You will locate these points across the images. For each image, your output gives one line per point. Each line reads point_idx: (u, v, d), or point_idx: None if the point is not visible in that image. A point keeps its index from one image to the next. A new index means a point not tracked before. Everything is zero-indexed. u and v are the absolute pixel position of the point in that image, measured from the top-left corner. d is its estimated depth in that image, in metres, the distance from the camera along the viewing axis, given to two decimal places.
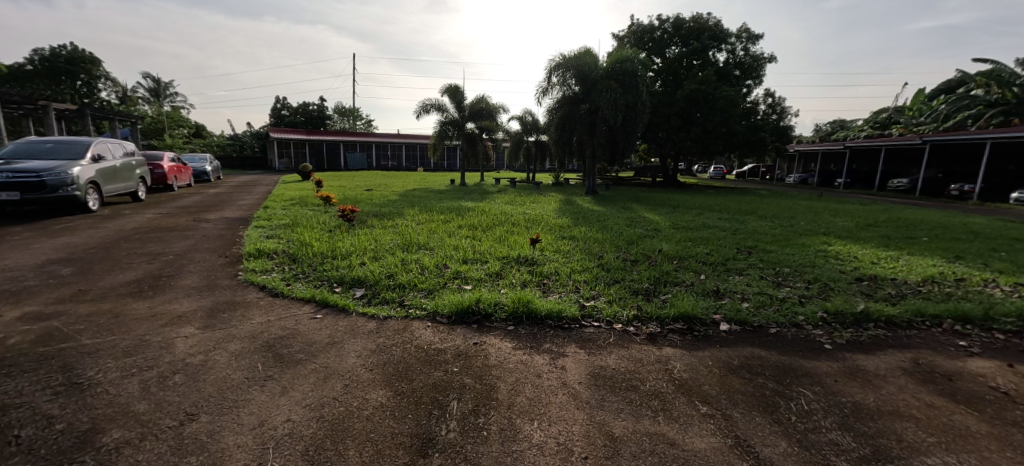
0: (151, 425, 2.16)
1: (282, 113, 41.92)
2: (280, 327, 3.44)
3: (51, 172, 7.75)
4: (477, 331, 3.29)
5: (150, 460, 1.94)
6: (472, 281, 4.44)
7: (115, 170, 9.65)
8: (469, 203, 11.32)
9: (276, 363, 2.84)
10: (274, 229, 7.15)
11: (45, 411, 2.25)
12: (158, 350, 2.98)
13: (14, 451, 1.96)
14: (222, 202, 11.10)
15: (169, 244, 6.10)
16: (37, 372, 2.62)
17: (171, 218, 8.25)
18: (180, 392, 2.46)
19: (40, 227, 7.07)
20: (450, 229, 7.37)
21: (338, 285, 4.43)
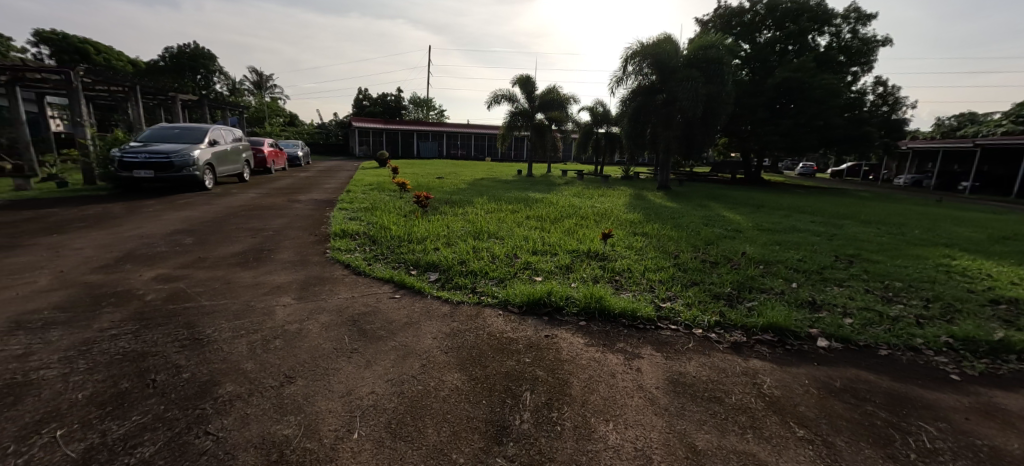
0: (257, 384, 2.42)
1: (363, 104, 44.67)
2: (363, 303, 3.70)
3: (178, 154, 8.95)
4: (548, 323, 3.29)
5: (256, 414, 2.17)
6: (543, 273, 4.44)
7: (226, 154, 10.87)
8: (536, 195, 11.34)
9: (361, 337, 3.05)
10: (356, 212, 7.66)
11: (174, 360, 2.62)
12: (261, 315, 3.33)
13: (152, 392, 2.30)
14: (311, 185, 12.08)
15: (268, 221, 6.78)
16: (169, 326, 3.05)
17: (269, 198, 9.14)
18: (280, 356, 2.73)
19: (167, 202, 8.17)
20: (518, 219, 7.42)
21: (413, 268, 4.66)
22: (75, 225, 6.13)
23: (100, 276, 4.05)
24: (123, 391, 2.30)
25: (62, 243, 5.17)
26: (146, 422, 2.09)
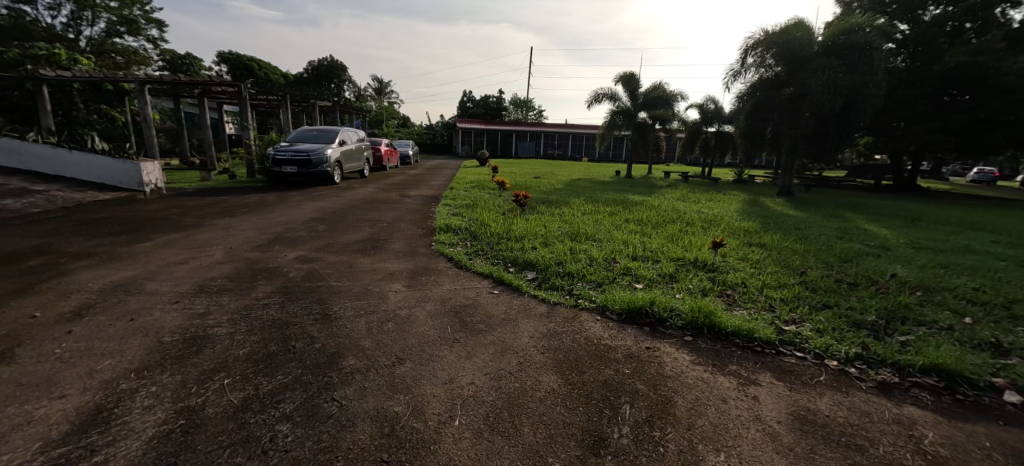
0: (373, 361, 2.65)
1: (468, 106, 46.90)
2: (464, 295, 3.87)
3: (315, 153, 10.33)
4: (650, 334, 3.12)
5: (372, 389, 2.38)
6: (644, 281, 4.23)
7: (352, 152, 12.19)
8: (636, 197, 10.88)
9: (462, 329, 3.19)
10: (459, 208, 8.05)
11: (309, 331, 2.99)
12: (377, 299, 3.66)
13: (292, 357, 2.66)
14: (420, 181, 13.00)
15: (383, 214, 7.45)
16: (305, 301, 3.50)
17: (385, 193, 10.03)
18: (392, 338, 2.97)
19: (305, 193, 9.43)
20: (618, 222, 7.17)
21: (511, 265, 4.75)
22: (238, 210, 7.35)
23: (256, 253, 4.79)
24: (270, 353, 2.69)
25: (229, 225, 6.21)
26: (287, 382, 2.41)
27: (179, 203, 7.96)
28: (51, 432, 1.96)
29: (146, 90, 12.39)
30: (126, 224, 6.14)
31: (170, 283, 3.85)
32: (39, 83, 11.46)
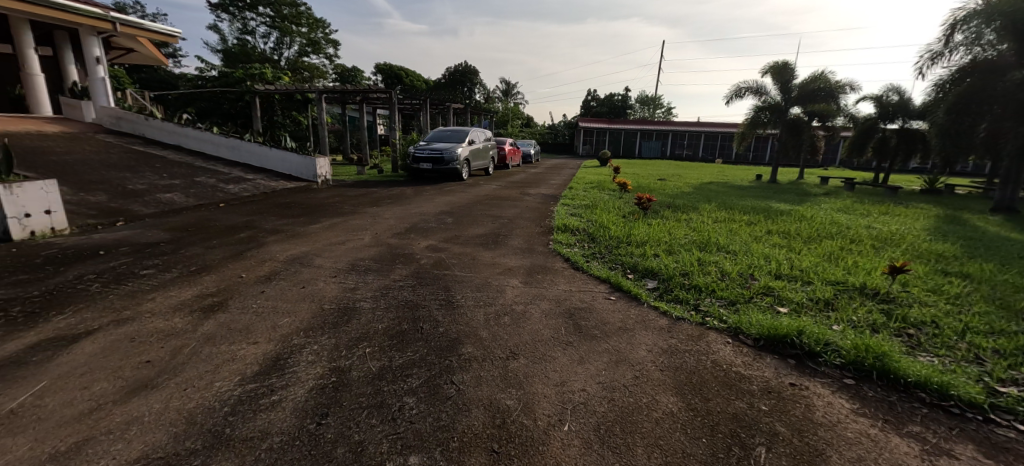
0: (489, 352, 2.73)
1: (592, 104, 46.19)
2: (580, 298, 3.78)
3: (448, 151, 11.19)
4: (797, 369, 2.67)
5: (487, 379, 2.44)
6: (790, 305, 3.65)
7: (480, 151, 12.94)
8: (781, 205, 9.53)
9: (576, 332, 3.11)
10: (578, 208, 7.96)
11: (434, 315, 3.22)
12: (496, 291, 3.77)
13: (419, 336, 2.87)
14: (542, 180, 13.19)
15: (505, 210, 7.73)
16: (432, 287, 3.78)
17: (508, 190, 10.40)
18: (507, 332, 3.03)
19: (437, 188, 10.27)
20: (758, 233, 6.34)
21: (630, 272, 4.51)
22: (383, 201, 8.30)
23: (396, 240, 5.34)
24: (403, 331, 2.93)
25: (376, 213, 7.05)
26: (415, 359, 2.59)
27: (339, 193, 9.30)
28: (246, 370, 2.41)
29: (322, 98, 14.68)
30: (301, 208, 7.37)
31: (330, 259, 4.51)
32: (252, 94, 14.42)
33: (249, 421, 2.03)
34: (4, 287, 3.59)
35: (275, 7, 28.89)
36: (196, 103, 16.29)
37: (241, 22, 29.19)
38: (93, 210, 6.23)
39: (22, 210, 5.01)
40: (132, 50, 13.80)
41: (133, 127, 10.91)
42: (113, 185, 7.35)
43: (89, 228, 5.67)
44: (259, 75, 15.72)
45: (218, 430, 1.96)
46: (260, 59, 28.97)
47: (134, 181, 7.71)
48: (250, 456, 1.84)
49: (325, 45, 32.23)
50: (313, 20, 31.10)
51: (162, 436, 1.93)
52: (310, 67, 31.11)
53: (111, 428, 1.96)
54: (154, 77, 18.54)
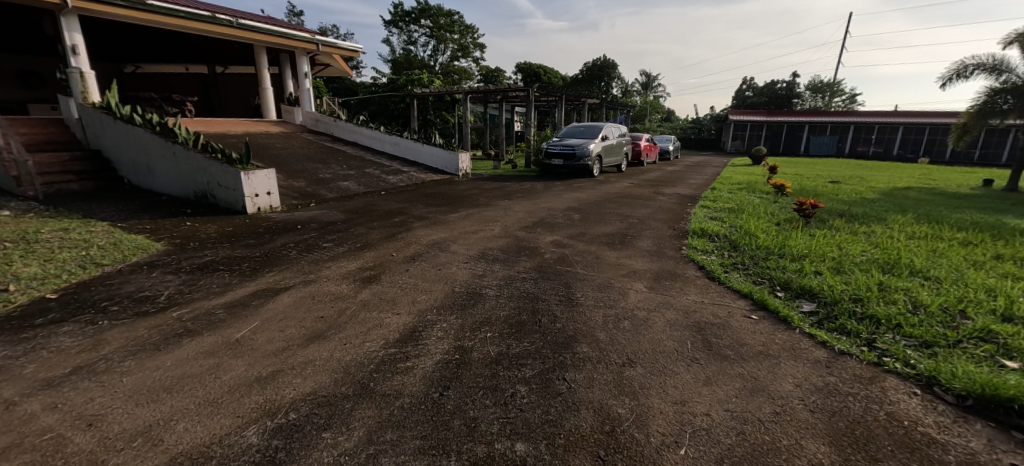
0: (605, 357, 2.60)
1: (746, 93, 41.06)
2: (713, 313, 3.41)
3: (580, 147, 11.15)
4: (1022, 447, 2.01)
5: (601, 383, 2.34)
6: (1021, 358, 2.74)
7: (612, 148, 12.61)
8: (1019, 222, 7.20)
9: (705, 350, 2.82)
10: (721, 212, 7.21)
11: (553, 310, 3.22)
12: (618, 291, 3.61)
13: (537, 329, 2.90)
14: (679, 179, 12.26)
15: (635, 209, 7.39)
16: (555, 281, 3.81)
17: (640, 189, 9.93)
18: (627, 339, 2.87)
19: (566, 184, 10.33)
20: (975, 257, 4.91)
21: (779, 289, 3.93)
22: (515, 195, 8.65)
23: (524, 233, 5.52)
24: (522, 321, 2.99)
25: (508, 206, 7.38)
26: (531, 350, 2.61)
27: (476, 186, 9.97)
28: (388, 336, 2.73)
29: (468, 98, 15.77)
30: (443, 199, 8.10)
31: (465, 246, 4.88)
32: (410, 96, 16.31)
33: (388, 380, 2.24)
34: (234, 248, 4.70)
35: (433, 18, 32.19)
36: (368, 106, 19.06)
37: (406, 33, 33.24)
38: (292, 193, 7.75)
39: (254, 191, 6.56)
40: (327, 65, 16.78)
41: (325, 128, 13.22)
42: (306, 173, 9.03)
43: (293, 206, 7.15)
44: (416, 79, 17.68)
45: (364, 383, 2.20)
46: (419, 65, 32.62)
47: (320, 171, 9.38)
48: (387, 409, 1.99)
49: (473, 49, 34.80)
50: (464, 27, 33.82)
51: (324, 379, 2.23)
52: (459, 70, 33.93)
53: (292, 366, 2.36)
54: (340, 84, 22.22)
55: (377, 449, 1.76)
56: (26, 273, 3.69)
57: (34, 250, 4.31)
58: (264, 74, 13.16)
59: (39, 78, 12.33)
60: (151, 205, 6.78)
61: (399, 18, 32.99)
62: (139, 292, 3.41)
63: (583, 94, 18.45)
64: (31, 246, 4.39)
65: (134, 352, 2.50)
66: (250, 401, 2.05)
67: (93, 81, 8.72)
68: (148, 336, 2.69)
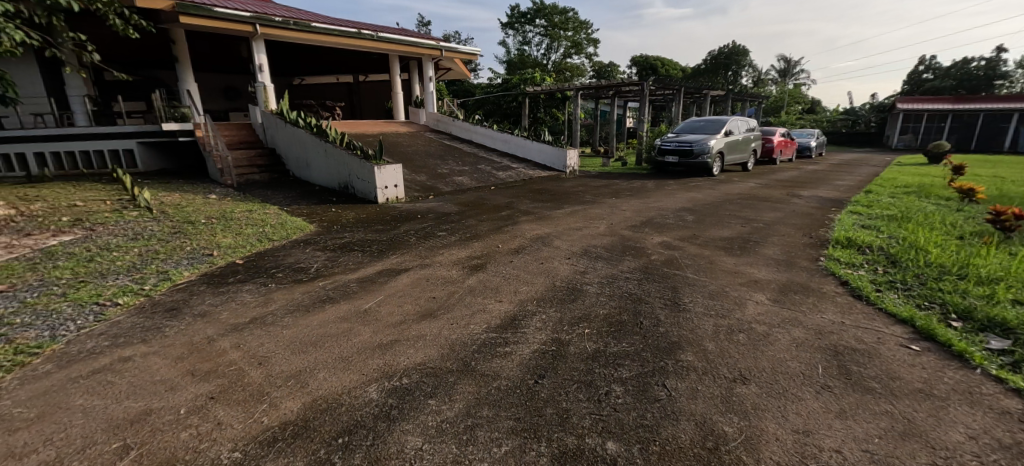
0: (713, 367, 2.30)
1: (925, 75, 33.14)
2: (856, 336, 2.68)
3: (698, 143, 10.41)
4: None
5: (705, 395, 2.07)
6: None
7: (737, 144, 11.49)
8: None
9: (841, 378, 2.22)
10: (876, 219, 5.90)
11: (656, 313, 3.02)
12: (734, 298, 3.26)
13: (638, 330, 2.76)
14: (821, 180, 10.68)
15: (762, 213, 6.57)
16: (661, 284, 3.59)
17: (768, 190, 8.89)
18: (740, 353, 2.46)
19: (681, 183, 9.65)
20: None
21: (956, 319, 2.92)
22: (623, 194, 8.35)
23: (630, 232, 5.35)
24: (622, 321, 2.90)
25: (615, 205, 7.20)
26: (629, 350, 2.51)
27: (584, 183, 9.88)
28: (491, 321, 2.89)
29: (580, 95, 15.62)
30: (550, 195, 8.19)
31: (569, 242, 4.90)
32: (523, 95, 16.75)
33: (488, 361, 2.38)
34: (367, 232, 5.36)
35: (548, 17, 32.60)
36: (484, 106, 20.04)
37: (521, 35, 34.21)
38: (414, 187, 8.53)
39: (384, 183, 7.38)
40: (450, 70, 18.05)
41: (445, 127, 14.23)
42: (426, 169, 9.86)
43: (415, 198, 7.88)
44: (529, 78, 18.09)
45: (467, 361, 2.37)
46: (533, 65, 33.33)
47: (439, 167, 10.14)
48: (485, 388, 2.12)
49: (586, 45, 34.44)
50: (578, 23, 33.64)
51: (433, 353, 2.45)
52: (572, 68, 33.87)
53: (407, 337, 2.64)
54: (462, 87, 23.72)
55: (473, 422, 1.87)
56: (225, 243, 4.70)
57: (229, 226, 5.45)
58: (397, 80, 14.65)
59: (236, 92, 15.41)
60: (306, 193, 8.04)
61: (515, 20, 34.08)
62: (296, 263, 4.10)
63: (706, 86, 17.07)
64: (226, 223, 5.56)
65: (292, 310, 3.03)
66: (373, 363, 2.34)
67: (272, 93, 10.52)
68: (301, 299, 3.24)
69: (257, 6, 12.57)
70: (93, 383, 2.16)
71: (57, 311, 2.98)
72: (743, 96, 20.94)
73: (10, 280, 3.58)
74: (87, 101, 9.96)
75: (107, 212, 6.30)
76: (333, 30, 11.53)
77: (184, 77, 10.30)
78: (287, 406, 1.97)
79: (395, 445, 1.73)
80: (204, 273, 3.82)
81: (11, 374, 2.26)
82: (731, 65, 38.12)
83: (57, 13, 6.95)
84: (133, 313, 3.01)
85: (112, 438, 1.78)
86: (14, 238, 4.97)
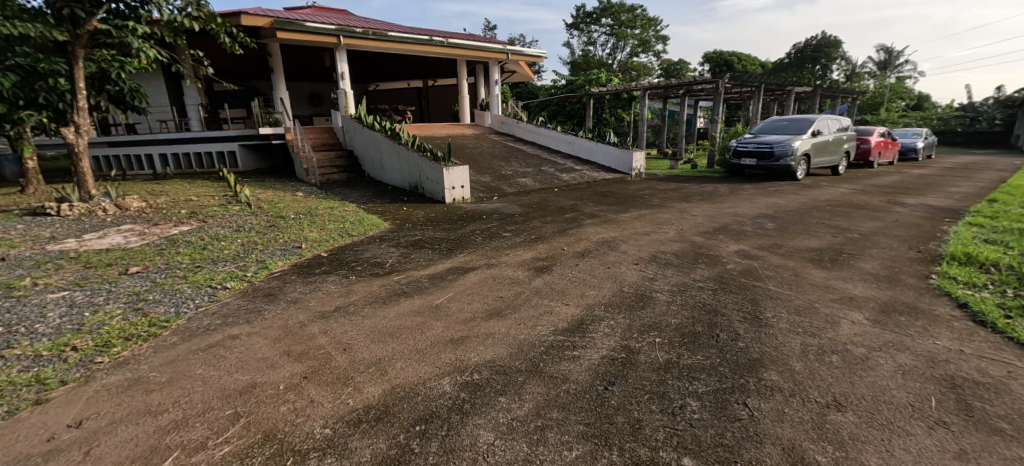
0: (801, 389, 2.14)
1: None
2: (980, 368, 2.35)
3: (780, 144, 9.68)
4: None
5: (792, 419, 1.92)
6: None
7: (826, 145, 10.52)
8: None
9: (962, 414, 1.96)
10: (1003, 233, 5.11)
11: (734, 326, 2.85)
12: (825, 316, 3.00)
13: (714, 344, 2.62)
14: (929, 185, 9.47)
15: (856, 222, 5.97)
16: (738, 296, 3.38)
17: (864, 196, 8.05)
18: (834, 376, 2.26)
19: (759, 188, 9.03)
20: None
21: None
22: (695, 198, 7.97)
23: (702, 239, 5.10)
24: (696, 332, 2.77)
25: (685, 209, 6.90)
26: (705, 364, 2.39)
27: (651, 186, 9.55)
28: (558, 324, 2.88)
29: (649, 95, 15.14)
30: (616, 197, 8.02)
31: (636, 247, 4.77)
32: (588, 96, 16.55)
33: (557, 363, 2.38)
34: (435, 230, 5.58)
35: (615, 15, 31.94)
36: (548, 108, 20.04)
37: (586, 35, 33.81)
38: (480, 188, 8.73)
39: (451, 184, 7.63)
40: (516, 73, 18.25)
41: (509, 129, 14.42)
42: (492, 170, 10.06)
43: (481, 198, 8.07)
44: (595, 79, 17.83)
45: (536, 362, 2.39)
46: (598, 65, 32.82)
47: (504, 168, 10.30)
48: (554, 390, 2.13)
49: (654, 43, 33.30)
50: (646, 21, 32.63)
51: (502, 351, 2.50)
52: (639, 66, 32.90)
53: (476, 335, 2.71)
54: (527, 89, 23.91)
55: (543, 423, 1.89)
56: (311, 237, 5.12)
57: (314, 221, 5.93)
58: (464, 83, 15.07)
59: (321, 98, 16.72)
60: (381, 192, 8.53)
61: (581, 20, 33.75)
62: (373, 258, 4.36)
63: (789, 83, 15.81)
64: (312, 218, 6.06)
65: (371, 301, 3.24)
66: (445, 357, 2.44)
67: (351, 98, 11.24)
68: (378, 291, 3.45)
69: (341, 19, 13.55)
70: (209, 356, 2.45)
71: (180, 291, 3.43)
72: (833, 93, 19.13)
73: (142, 263, 4.17)
74: (200, 109, 11.33)
75: (214, 206, 7.11)
76: (408, 38, 12.12)
77: (277, 85, 11.28)
78: (369, 391, 2.11)
79: (468, 438, 1.78)
80: (295, 264, 4.19)
81: (147, 343, 2.63)
82: (818, 59, 34.98)
83: (181, 33, 7.97)
84: (238, 296, 3.38)
85: (225, 406, 2.01)
86: (143, 227, 5.77)
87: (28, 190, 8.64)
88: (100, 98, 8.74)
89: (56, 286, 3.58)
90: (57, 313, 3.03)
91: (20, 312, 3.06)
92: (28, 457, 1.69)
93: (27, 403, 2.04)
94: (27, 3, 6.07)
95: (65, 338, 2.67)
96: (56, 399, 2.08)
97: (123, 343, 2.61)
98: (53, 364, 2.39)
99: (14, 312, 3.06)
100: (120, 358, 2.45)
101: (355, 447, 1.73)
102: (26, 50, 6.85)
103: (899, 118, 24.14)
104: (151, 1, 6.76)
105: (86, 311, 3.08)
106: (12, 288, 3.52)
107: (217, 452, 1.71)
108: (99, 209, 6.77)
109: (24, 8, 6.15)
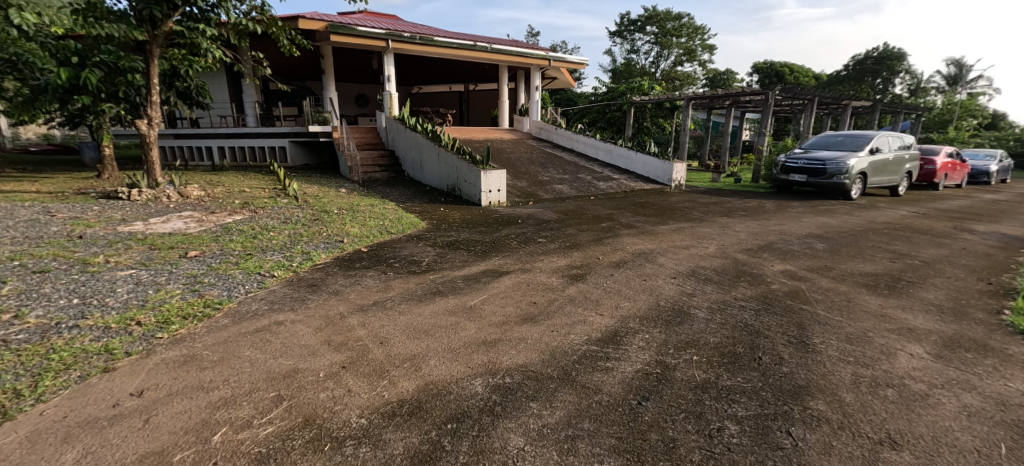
0: (853, 423, 2.01)
1: None
2: None
3: (833, 162, 9.17)
4: None
5: (840, 454, 1.80)
6: None
7: (884, 164, 9.88)
8: None
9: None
10: None
11: (776, 350, 2.72)
12: (881, 347, 2.81)
13: (756, 367, 2.51)
14: (1002, 212, 8.71)
15: (918, 248, 5.56)
16: (782, 319, 3.21)
17: (927, 220, 7.49)
18: (892, 412, 2.11)
19: (809, 206, 8.61)
20: None
21: None
22: (739, 213, 7.68)
23: (745, 256, 4.91)
24: (736, 353, 2.67)
25: (728, 225, 6.65)
26: (745, 387, 2.30)
27: (691, 198, 9.29)
28: (592, 333, 2.85)
29: (692, 104, 14.73)
30: (654, 209, 7.83)
31: (674, 261, 4.64)
32: (629, 104, 16.28)
33: (590, 373, 2.36)
34: (471, 232, 5.66)
35: (660, 24, 31.42)
36: (588, 115, 19.87)
37: (629, 43, 33.42)
38: (516, 192, 8.77)
39: (488, 187, 7.70)
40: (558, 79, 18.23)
41: (547, 135, 14.39)
42: (529, 175, 10.09)
43: (516, 203, 8.10)
44: (638, 86, 17.51)
45: (568, 370, 2.37)
46: (639, 73, 32.37)
47: (541, 174, 10.30)
48: (586, 400, 2.11)
49: (699, 52, 32.51)
50: (692, 29, 31.87)
51: (534, 357, 2.50)
52: (683, 76, 32.21)
53: (508, 338, 2.73)
54: (568, 96, 23.84)
55: (574, 433, 1.87)
56: (352, 232, 5.30)
57: (356, 217, 6.13)
58: (505, 89, 15.20)
59: (367, 99, 17.32)
60: (420, 192, 8.74)
61: (625, 28, 33.35)
62: (411, 256, 4.47)
63: (846, 96, 14.93)
64: (354, 214, 6.27)
65: (407, 298, 3.32)
66: (478, 358, 2.46)
67: (395, 100, 11.57)
68: (415, 289, 3.52)
69: (390, 25, 13.95)
70: (257, 340, 2.58)
71: (232, 276, 3.63)
72: (894, 108, 17.94)
73: (200, 248, 4.44)
74: (255, 106, 11.98)
75: (265, 198, 7.51)
76: (452, 43, 12.32)
77: (327, 86, 11.75)
78: (404, 386, 2.16)
79: (499, 441, 1.79)
80: (337, 257, 4.35)
81: (202, 323, 2.80)
82: (880, 72, 33.01)
83: (245, 35, 8.48)
84: (285, 284, 3.54)
85: (272, 388, 2.11)
86: (201, 214, 6.16)
87: (105, 175, 9.41)
88: (169, 94, 9.41)
89: (124, 265, 3.87)
90: (125, 290, 3.28)
91: (94, 286, 3.34)
92: (98, 419, 1.84)
93: (96, 370, 2.21)
94: (114, 6, 6.62)
95: (131, 313, 2.88)
96: (123, 368, 2.25)
97: (182, 322, 2.79)
98: (120, 336, 2.58)
99: (89, 286, 3.34)
100: (178, 336, 2.62)
101: (389, 439, 1.78)
102: (110, 48, 7.47)
103: (969, 137, 22.32)
104: (221, 5, 7.21)
105: (151, 289, 3.33)
106: (87, 264, 3.84)
107: (262, 432, 1.79)
108: (164, 196, 7.27)
109: (112, 10, 6.72)
